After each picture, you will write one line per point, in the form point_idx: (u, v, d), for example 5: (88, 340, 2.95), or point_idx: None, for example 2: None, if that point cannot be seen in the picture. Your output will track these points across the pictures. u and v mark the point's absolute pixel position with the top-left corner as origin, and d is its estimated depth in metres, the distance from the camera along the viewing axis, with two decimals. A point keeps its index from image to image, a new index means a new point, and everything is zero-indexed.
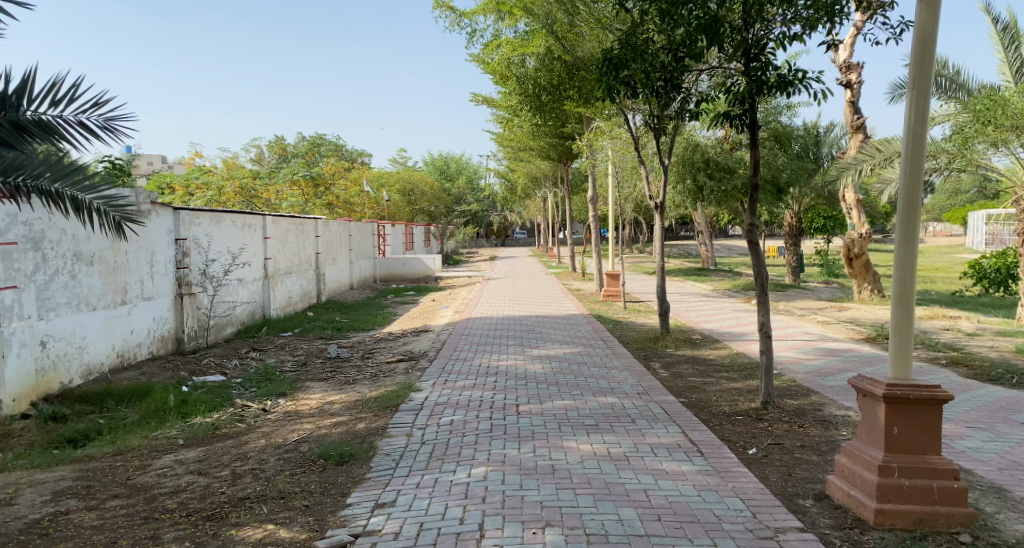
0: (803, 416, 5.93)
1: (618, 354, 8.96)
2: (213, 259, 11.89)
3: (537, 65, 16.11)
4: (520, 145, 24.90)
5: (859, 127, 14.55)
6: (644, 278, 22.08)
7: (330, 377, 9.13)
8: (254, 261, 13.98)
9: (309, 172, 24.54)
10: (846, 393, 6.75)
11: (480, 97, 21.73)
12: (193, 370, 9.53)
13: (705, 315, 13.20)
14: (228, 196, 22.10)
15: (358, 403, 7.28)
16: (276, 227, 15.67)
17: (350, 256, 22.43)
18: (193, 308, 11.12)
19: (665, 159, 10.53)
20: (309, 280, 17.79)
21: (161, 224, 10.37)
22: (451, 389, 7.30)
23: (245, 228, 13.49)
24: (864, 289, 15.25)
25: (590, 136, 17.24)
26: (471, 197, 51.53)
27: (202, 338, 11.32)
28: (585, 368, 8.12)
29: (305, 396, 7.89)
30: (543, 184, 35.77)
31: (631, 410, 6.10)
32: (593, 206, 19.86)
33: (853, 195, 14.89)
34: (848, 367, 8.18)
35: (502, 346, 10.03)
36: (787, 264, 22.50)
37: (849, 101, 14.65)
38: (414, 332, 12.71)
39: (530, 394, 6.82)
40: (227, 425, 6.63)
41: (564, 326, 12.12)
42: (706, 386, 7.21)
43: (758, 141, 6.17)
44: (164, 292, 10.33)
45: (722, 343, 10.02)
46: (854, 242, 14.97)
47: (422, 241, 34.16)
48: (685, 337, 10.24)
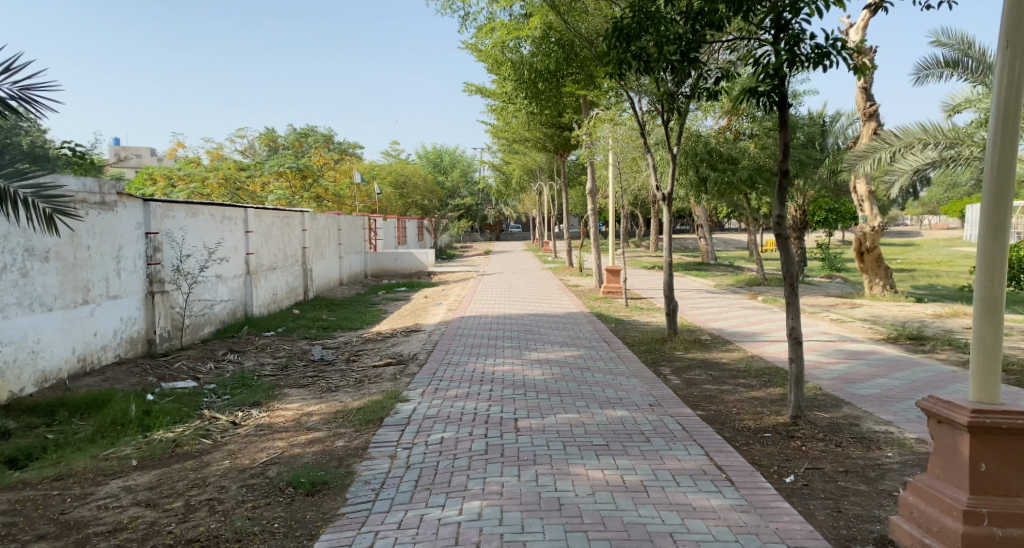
0: (840, 433, 5.23)
1: (623, 359, 8.27)
2: (189, 254, 11.14)
3: (533, 50, 15.43)
4: (515, 137, 24.19)
5: (871, 114, 13.95)
6: (644, 274, 21.41)
7: (311, 384, 8.40)
8: (234, 256, 13.24)
9: (295, 164, 23.67)
10: (883, 403, 6.07)
11: (474, 85, 21.04)
12: (163, 375, 8.78)
13: (712, 313, 12.50)
14: (211, 188, 21.84)
15: (339, 415, 6.56)
16: (260, 221, 14.93)
17: (339, 251, 21.69)
18: (166, 307, 10.38)
19: (673, 147, 9.83)
20: (295, 276, 17.05)
21: (130, 217, 9.63)
22: (442, 399, 6.59)
23: (224, 221, 12.74)
24: (876, 284, 14.53)
25: (590, 124, 16.58)
26: (465, 191, 50.77)
27: (176, 339, 10.58)
28: (588, 374, 7.42)
29: (281, 406, 7.17)
30: (538, 176, 35.06)
31: (644, 427, 5.40)
32: (591, 201, 18.97)
33: (865, 186, 14.29)
34: (876, 371, 7.49)
35: (497, 348, 9.31)
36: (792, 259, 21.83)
37: (861, 87, 14.00)
38: (404, 332, 11.99)
39: (530, 406, 6.12)
40: (189, 442, 5.90)
41: (564, 325, 11.42)
42: (725, 396, 6.52)
43: (787, 122, 5.44)
44: (133, 291, 9.59)
45: (734, 344, 9.32)
46: (867, 235, 14.37)
47: (415, 235, 33.43)
48: (694, 338, 9.56)
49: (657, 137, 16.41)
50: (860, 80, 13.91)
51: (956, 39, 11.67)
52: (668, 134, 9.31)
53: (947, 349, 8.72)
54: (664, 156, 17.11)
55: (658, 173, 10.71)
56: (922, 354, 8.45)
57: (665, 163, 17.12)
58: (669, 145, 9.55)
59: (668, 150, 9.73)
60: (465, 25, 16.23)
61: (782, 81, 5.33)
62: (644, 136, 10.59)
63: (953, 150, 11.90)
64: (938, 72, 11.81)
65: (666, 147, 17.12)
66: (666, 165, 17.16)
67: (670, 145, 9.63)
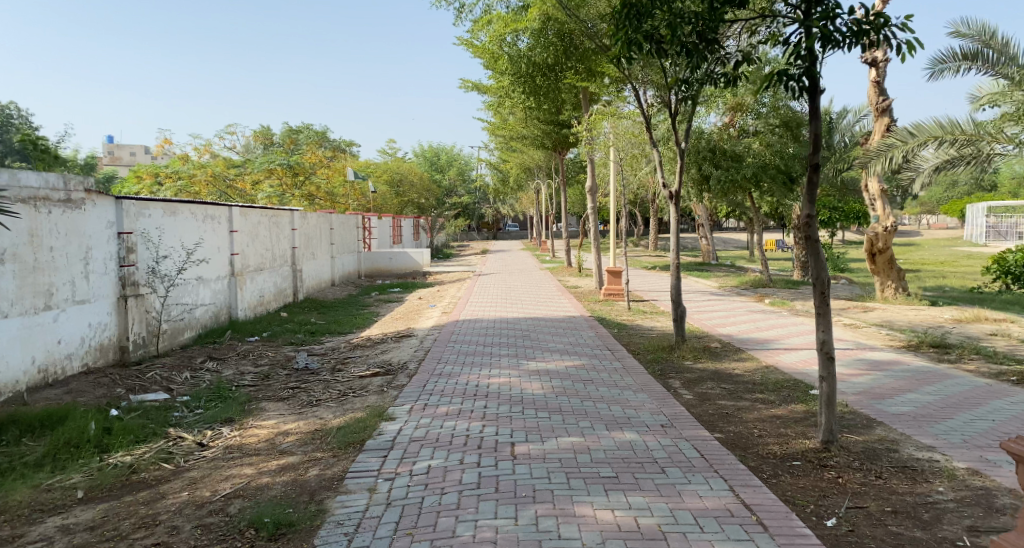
0: (878, 461, 4.62)
1: (628, 370, 7.65)
2: (166, 255, 10.48)
3: (533, 44, 14.83)
4: (513, 135, 23.54)
5: (884, 110, 13.32)
6: (645, 275, 20.79)
7: (291, 396, 7.77)
8: (217, 257, 12.60)
9: (286, 161, 23.00)
10: (920, 422, 5.45)
11: (470, 81, 20.41)
12: (133, 386, 8.16)
13: (719, 317, 11.91)
14: (198, 185, 21.23)
15: (317, 436, 5.94)
16: (246, 220, 14.29)
17: (332, 250, 21.05)
18: (141, 312, 9.73)
19: (681, 139, 9.23)
20: (283, 277, 16.40)
21: (100, 215, 8.98)
22: (431, 419, 5.96)
23: (205, 220, 12.08)
24: (888, 286, 13.91)
25: (590, 119, 16.00)
26: (462, 189, 50.08)
27: (152, 345, 9.93)
28: (592, 388, 6.79)
29: (256, 424, 6.55)
30: (536, 175, 34.41)
31: (657, 454, 4.79)
32: (590, 199, 18.32)
33: (877, 184, 13.67)
34: (905, 383, 6.87)
35: (493, 357, 8.68)
36: (796, 260, 21.25)
37: (874, 81, 13.37)
38: (394, 337, 11.37)
39: (529, 426, 5.51)
40: (147, 467, 5.27)
41: (563, 331, 10.80)
42: (743, 415, 5.90)
43: (818, 110, 4.83)
44: (103, 295, 8.94)
45: (746, 352, 8.70)
46: (878, 236, 13.81)
47: (410, 234, 32.80)
48: (703, 346, 8.96)
49: (661, 133, 15.81)
50: (872, 75, 13.33)
51: (976, 29, 11.07)
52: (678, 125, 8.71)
53: (977, 358, 8.10)
54: (669, 152, 16.51)
55: (664, 169, 10.09)
56: (950, 364, 7.83)
57: (671, 161, 16.53)
58: (677, 137, 8.96)
59: (676, 143, 9.12)
60: (460, 18, 15.59)
61: (814, 63, 4.71)
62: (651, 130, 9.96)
63: (971, 148, 11.31)
64: (958, 65, 11.21)
65: (671, 144, 16.53)
66: (670, 162, 16.60)
67: (679, 137, 9.02)
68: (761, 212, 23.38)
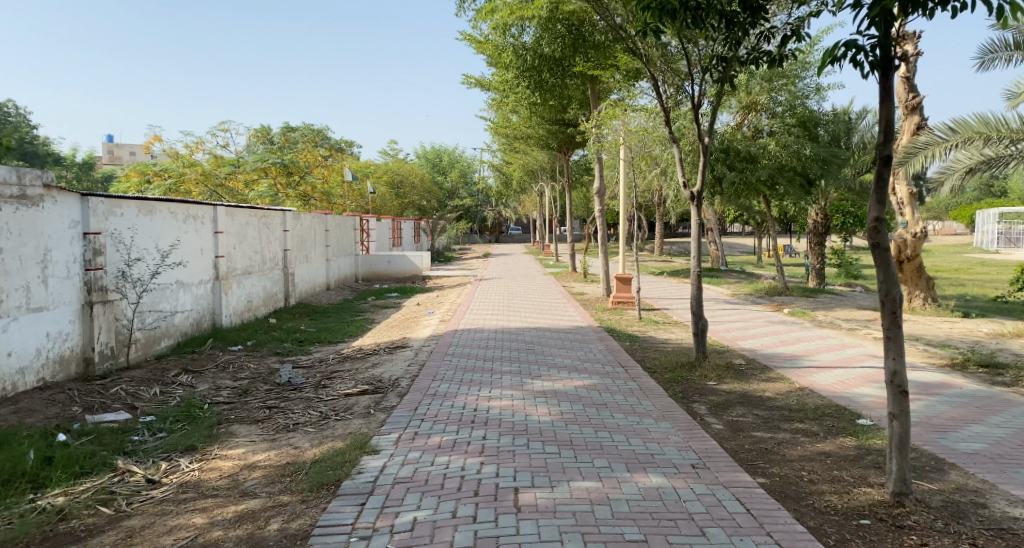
0: (967, 521, 3.76)
1: (647, 392, 6.78)
2: (139, 257, 9.64)
3: (541, 30, 14.08)
4: (516, 135, 22.68)
5: (914, 108, 12.45)
6: (653, 281, 19.94)
7: (266, 418, 6.91)
8: (198, 259, 11.77)
9: (280, 159, 22.19)
10: (1002, 466, 4.57)
11: (472, 77, 19.65)
12: (92, 402, 7.31)
13: (738, 330, 11.01)
14: (187, 185, 20.50)
15: (287, 472, 5.12)
16: (233, 220, 13.45)
17: (327, 253, 20.20)
18: (109, 320, 8.89)
19: (707, 131, 8.41)
20: (273, 280, 15.56)
21: (61, 214, 8.14)
22: (420, 453, 5.10)
23: (185, 221, 11.24)
24: (916, 296, 12.96)
25: (600, 115, 15.27)
26: (463, 191, 49.21)
27: (121, 356, 9.08)
28: (607, 416, 5.92)
29: (221, 454, 5.71)
30: (540, 177, 33.60)
31: (693, 509, 3.94)
32: (598, 202, 17.46)
33: (905, 187, 12.71)
34: (965, 411, 6.00)
35: (493, 375, 7.81)
36: (811, 267, 20.38)
37: (902, 77, 12.55)
38: (388, 348, 10.50)
39: (536, 466, 4.64)
40: (80, 513, 4.45)
41: (571, 343, 9.91)
42: (784, 452, 5.04)
43: (890, 90, 3.95)
44: (65, 301, 8.11)
45: (774, 371, 7.82)
46: (907, 242, 12.80)
47: (410, 237, 31.97)
48: (726, 363, 8.09)
49: (680, 130, 14.98)
50: (902, 71, 12.51)
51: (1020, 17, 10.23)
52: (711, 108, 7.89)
53: None
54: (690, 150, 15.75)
55: (682, 166, 9.25)
56: (1006, 388, 6.94)
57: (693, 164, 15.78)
58: (702, 127, 8.13)
59: (700, 135, 8.29)
60: (463, 8, 14.85)
61: (890, 29, 3.84)
62: (669, 128, 9.12)
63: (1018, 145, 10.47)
64: (1005, 56, 10.33)
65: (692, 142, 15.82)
66: (689, 161, 15.81)
67: (704, 128, 8.19)
68: (773, 216, 22.56)
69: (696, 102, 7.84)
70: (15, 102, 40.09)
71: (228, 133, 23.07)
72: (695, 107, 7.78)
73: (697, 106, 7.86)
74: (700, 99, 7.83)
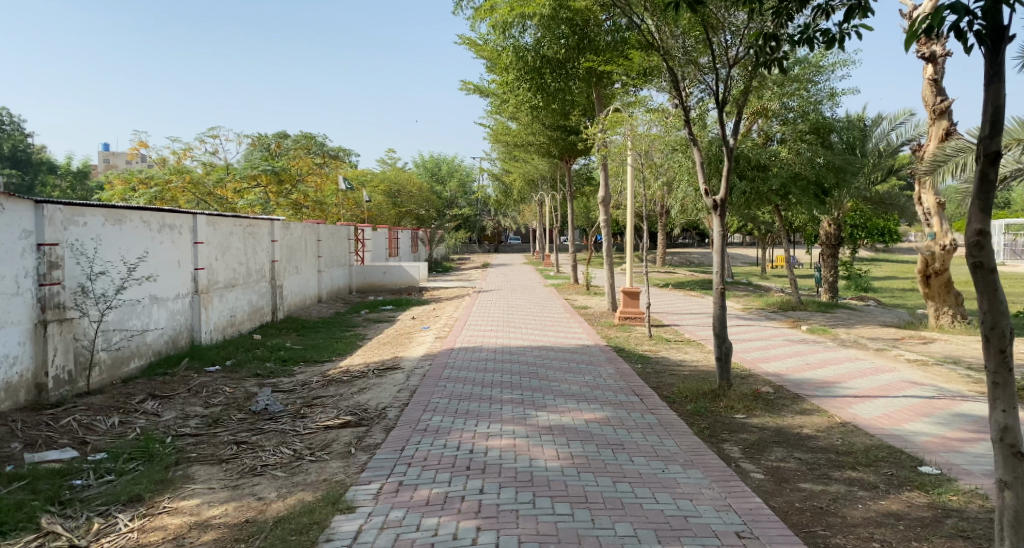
0: None
1: (669, 430, 5.93)
2: (104, 271, 8.77)
3: (542, 27, 13.30)
4: (516, 143, 21.89)
5: (943, 112, 11.59)
6: (660, 295, 19.09)
7: (233, 456, 6.05)
8: (174, 272, 10.91)
9: (270, 167, 21.51)
10: None
11: (470, 84, 18.92)
12: (37, 437, 6.43)
13: (757, 350, 10.15)
14: (173, 193, 19.54)
15: (244, 536, 4.26)
16: (214, 230, 12.60)
17: (319, 264, 19.38)
18: (67, 340, 8.02)
19: (732, 133, 7.56)
20: (260, 293, 14.70)
21: (10, 223, 7.28)
22: (405, 515, 4.26)
23: (160, 230, 10.40)
24: (944, 313, 11.99)
25: (606, 119, 14.49)
26: (463, 200, 48.41)
27: (80, 381, 8.21)
28: (625, 462, 5.06)
29: (172, 506, 4.86)
30: (540, 186, 32.85)
31: None
32: (603, 211, 16.63)
33: (933, 197, 11.79)
34: None
35: (492, 405, 6.94)
36: (824, 280, 19.54)
37: (929, 79, 11.75)
38: (377, 370, 9.63)
39: (545, 537, 3.81)
40: None
41: (577, 365, 9.03)
42: (844, 513, 4.21)
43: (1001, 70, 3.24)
44: (13, 320, 7.25)
45: (809, 401, 6.96)
46: (935, 255, 11.94)
47: (407, 246, 31.11)
48: (753, 391, 7.24)
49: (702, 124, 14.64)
50: (928, 74, 11.75)
51: None
52: (738, 106, 7.05)
53: None
54: (714, 146, 15.84)
55: (701, 171, 8.34)
56: None
57: (714, 160, 15.83)
58: (724, 128, 7.26)
59: (723, 136, 7.42)
60: (461, 7, 14.07)
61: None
62: (688, 132, 8.26)
63: None
64: None
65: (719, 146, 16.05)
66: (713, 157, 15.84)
67: (728, 128, 7.33)
68: (782, 226, 21.75)
69: (723, 95, 7.00)
70: (9, 109, 39.23)
71: (217, 139, 22.28)
72: (719, 103, 6.93)
73: (722, 100, 7.00)
74: (727, 92, 6.99)
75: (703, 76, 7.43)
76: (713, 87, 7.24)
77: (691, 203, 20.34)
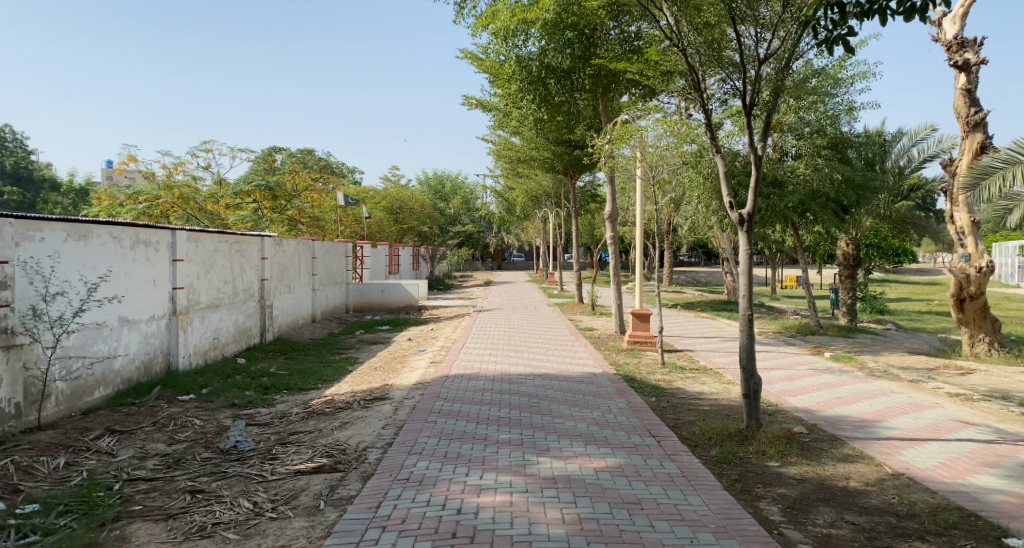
0: None
1: (693, 484, 5.06)
2: (62, 291, 7.97)
3: (547, 32, 12.62)
4: (521, 160, 21.15)
5: (977, 125, 10.76)
6: (670, 317, 18.17)
7: (185, 510, 5.21)
8: (149, 292, 10.10)
9: (264, 182, 20.92)
10: None
11: (472, 97, 18.26)
12: None
13: (781, 382, 9.25)
14: (162, 209, 19.01)
15: None
16: (197, 247, 11.80)
17: (313, 282, 18.58)
18: (15, 368, 7.21)
19: (760, 142, 6.75)
20: (246, 314, 13.88)
21: None
22: None
23: (131, 247, 9.59)
24: (979, 340, 11.07)
25: (612, 132, 13.72)
26: (466, 218, 47.56)
27: (30, 415, 7.40)
28: (646, 531, 4.20)
29: None
30: (543, 204, 32.06)
31: None
32: (610, 229, 15.82)
33: (967, 215, 11.02)
34: None
35: (488, 448, 6.07)
36: (842, 302, 18.59)
37: (961, 89, 10.94)
38: (364, 401, 8.76)
39: None
40: None
41: (583, 398, 8.14)
42: None
43: None
44: None
45: (849, 445, 6.07)
46: (970, 278, 11.00)
47: (407, 264, 30.24)
48: (785, 433, 6.35)
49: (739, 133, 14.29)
50: (959, 83, 10.96)
51: None
52: (768, 112, 6.25)
53: None
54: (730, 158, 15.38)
55: (723, 180, 7.45)
56: None
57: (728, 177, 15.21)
58: (752, 137, 6.44)
59: (749, 145, 6.60)
60: (462, 15, 13.43)
61: None
62: (710, 139, 7.43)
63: None
64: None
65: (741, 156, 15.57)
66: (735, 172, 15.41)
67: (756, 137, 6.51)
68: (795, 245, 20.86)
69: (750, 101, 6.21)
70: (10, 126, 38.74)
71: (210, 153, 21.57)
72: (747, 107, 6.14)
73: (749, 106, 6.20)
74: (756, 97, 6.19)
75: (726, 78, 6.64)
76: (740, 90, 6.46)
77: (701, 222, 19.50)
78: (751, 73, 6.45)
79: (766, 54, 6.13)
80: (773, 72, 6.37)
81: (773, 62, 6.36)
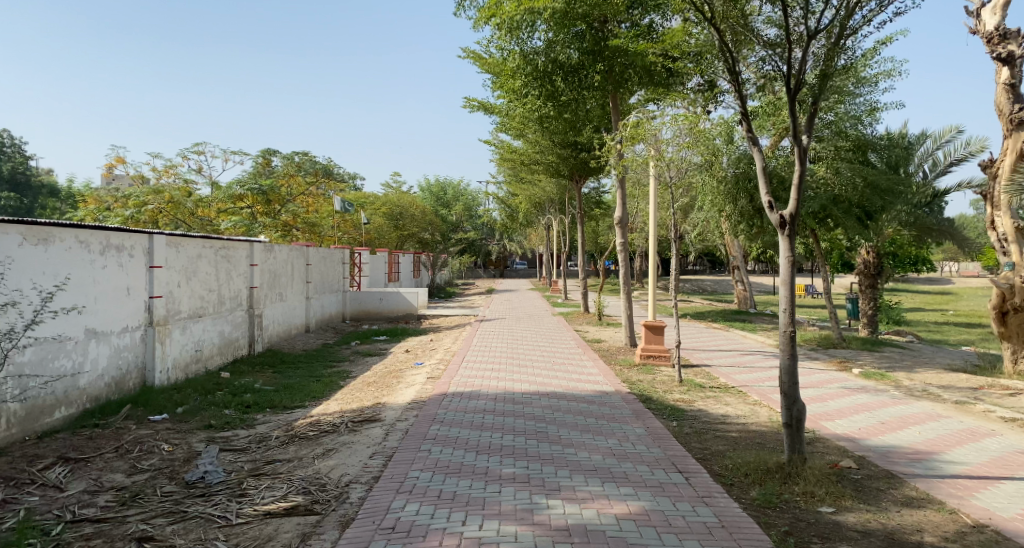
0: None
1: (736, 538, 4.23)
2: (11, 301, 7.15)
3: (557, 22, 11.85)
4: (524, 164, 20.33)
5: (1021, 123, 9.88)
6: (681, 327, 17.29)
7: None
8: (122, 301, 9.27)
9: (258, 185, 20.18)
10: None
11: (474, 99, 17.49)
12: None
13: (814, 403, 8.38)
14: (151, 214, 18.23)
15: None
16: (178, 253, 10.97)
17: (307, 290, 17.72)
18: None
19: (803, 137, 5.91)
20: (233, 324, 13.03)
21: None
22: None
23: (99, 252, 8.77)
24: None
25: (624, 131, 12.88)
26: (468, 225, 46.71)
27: None
28: None
29: None
30: (547, 210, 31.28)
31: None
32: (620, 235, 14.98)
33: (1010, 220, 10.18)
34: None
35: (489, 486, 5.23)
36: (862, 313, 17.73)
37: (1004, 84, 10.08)
38: (353, 423, 7.91)
39: None
40: None
41: (598, 422, 7.26)
42: None
43: None
44: None
45: (911, 483, 5.25)
46: (1014, 289, 10.14)
47: (406, 270, 29.40)
48: (835, 469, 5.50)
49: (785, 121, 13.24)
50: (1001, 78, 10.13)
51: None
52: (815, 99, 5.47)
53: None
54: (743, 163, 15.00)
55: (762, 178, 6.48)
56: None
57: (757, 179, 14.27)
58: (794, 125, 5.60)
59: (791, 138, 5.75)
60: (465, 9, 12.69)
61: None
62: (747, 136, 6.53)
63: None
64: None
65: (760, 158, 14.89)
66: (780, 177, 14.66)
67: (799, 130, 5.67)
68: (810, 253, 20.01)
69: (795, 82, 5.45)
70: (8, 130, 37.99)
71: (202, 155, 20.80)
72: (789, 93, 5.35)
73: (794, 91, 5.40)
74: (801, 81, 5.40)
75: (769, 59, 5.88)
76: (782, 72, 5.69)
77: (713, 228, 18.65)
78: (796, 55, 5.67)
79: (816, 29, 5.35)
80: (823, 52, 5.58)
81: (824, 40, 5.57)
